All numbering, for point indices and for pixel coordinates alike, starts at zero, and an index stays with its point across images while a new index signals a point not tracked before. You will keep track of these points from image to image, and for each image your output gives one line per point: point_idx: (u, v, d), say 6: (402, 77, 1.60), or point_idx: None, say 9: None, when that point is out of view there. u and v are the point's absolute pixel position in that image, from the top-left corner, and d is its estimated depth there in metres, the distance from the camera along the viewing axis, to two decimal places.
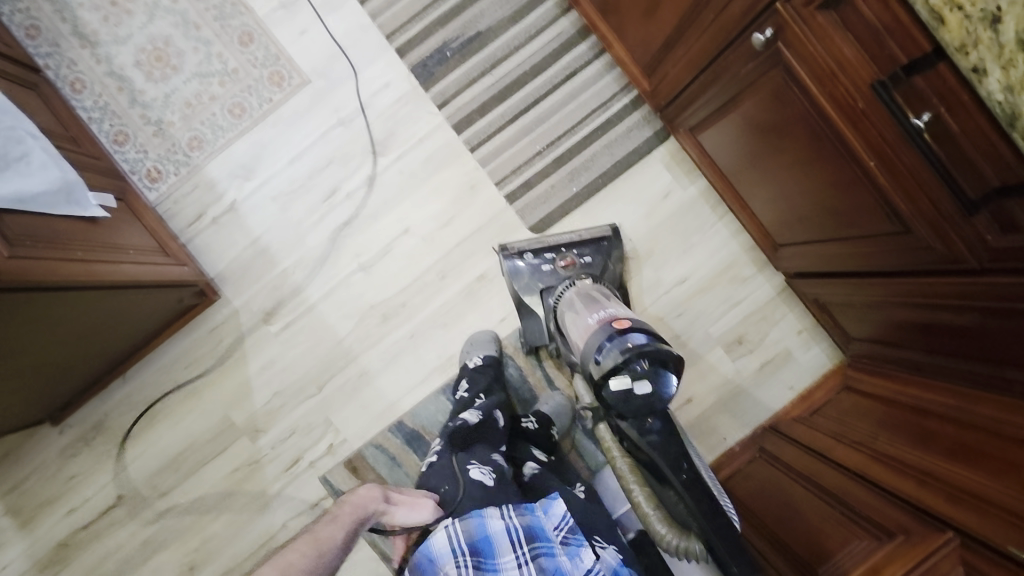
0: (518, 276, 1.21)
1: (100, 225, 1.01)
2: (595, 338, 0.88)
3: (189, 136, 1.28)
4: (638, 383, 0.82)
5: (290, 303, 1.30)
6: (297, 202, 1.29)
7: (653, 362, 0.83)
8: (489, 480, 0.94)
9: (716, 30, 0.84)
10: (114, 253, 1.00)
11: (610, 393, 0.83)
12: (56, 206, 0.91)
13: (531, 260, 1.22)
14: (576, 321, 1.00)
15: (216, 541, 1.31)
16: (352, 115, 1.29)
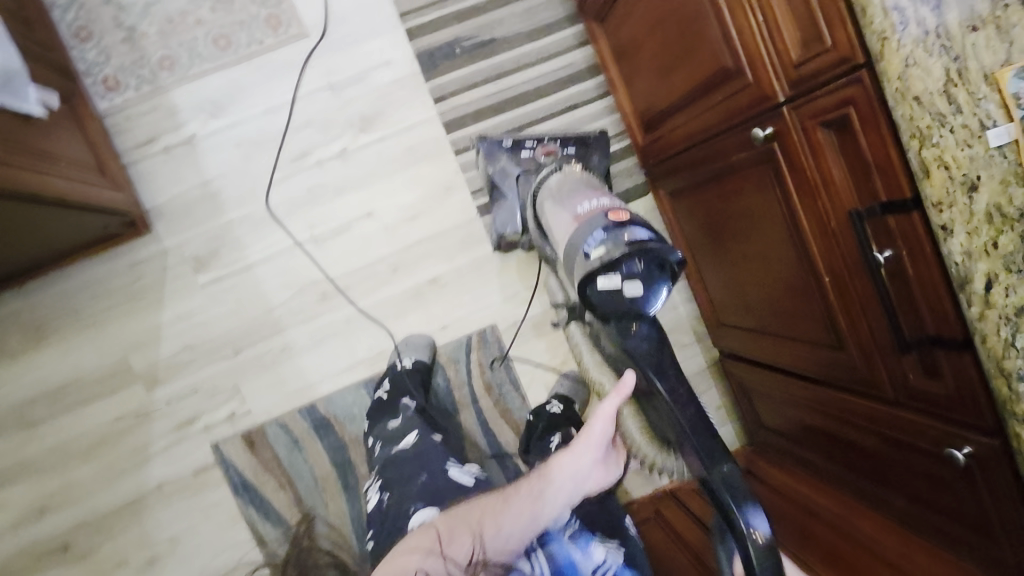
0: (495, 159, 1.18)
1: (33, 126, 0.89)
2: (588, 228, 0.90)
3: (161, 55, 1.18)
4: (629, 285, 0.83)
5: (226, 257, 1.22)
6: (262, 155, 1.22)
7: (649, 270, 0.85)
8: (468, 479, 0.95)
9: (719, 112, 0.85)
10: (40, 161, 0.88)
11: (599, 292, 0.85)
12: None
13: (509, 151, 1.18)
14: (560, 211, 1.02)
15: (80, 488, 1.21)
16: (343, 83, 1.23)
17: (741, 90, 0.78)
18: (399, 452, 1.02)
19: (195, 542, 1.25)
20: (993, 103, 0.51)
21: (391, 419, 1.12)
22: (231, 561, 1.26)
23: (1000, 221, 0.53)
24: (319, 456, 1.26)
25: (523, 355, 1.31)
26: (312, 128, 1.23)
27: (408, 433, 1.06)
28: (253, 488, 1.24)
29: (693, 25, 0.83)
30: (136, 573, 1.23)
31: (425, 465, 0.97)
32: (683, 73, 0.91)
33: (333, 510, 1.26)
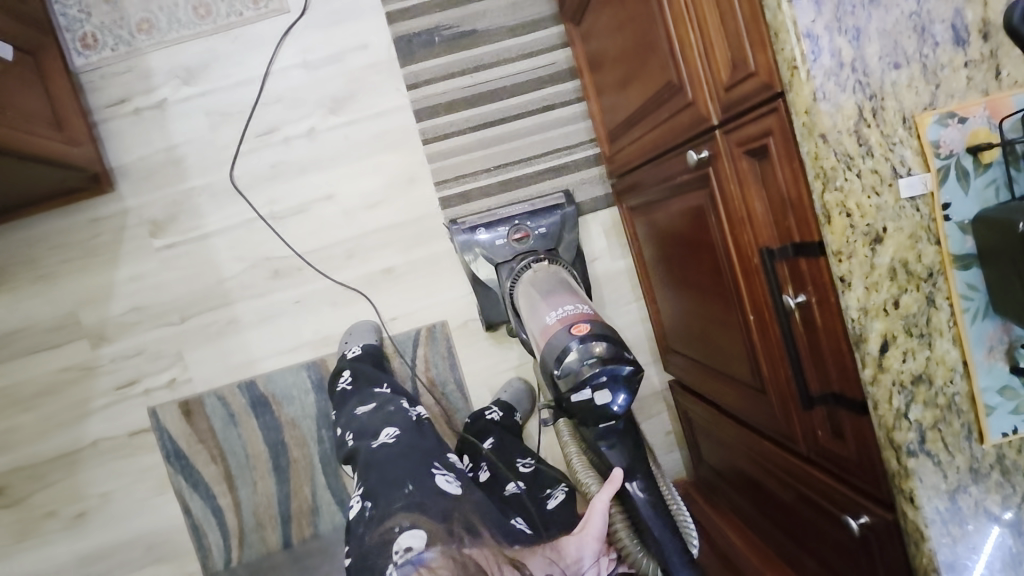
0: (471, 251, 1.15)
1: None
2: (556, 339, 0.81)
3: (141, 17, 1.19)
4: (598, 395, 0.76)
5: (183, 224, 1.22)
6: (230, 127, 1.22)
7: (624, 378, 0.77)
8: (455, 489, 0.85)
9: (667, 131, 0.80)
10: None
11: (571, 403, 0.77)
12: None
13: (481, 235, 1.16)
14: (538, 317, 0.96)
15: (18, 433, 1.22)
16: (318, 62, 1.22)
17: (682, 109, 0.73)
18: (380, 446, 0.91)
19: (123, 502, 1.25)
20: (910, 150, 0.49)
21: (361, 405, 1.04)
22: (157, 525, 1.26)
23: (905, 278, 0.50)
24: (253, 433, 1.25)
25: (471, 357, 1.28)
26: (282, 105, 1.22)
27: (384, 427, 0.95)
28: (184, 456, 1.24)
29: (646, 37, 0.78)
30: (64, 525, 1.24)
31: (410, 472, 0.84)
32: (639, 86, 0.86)
33: (260, 490, 1.25)
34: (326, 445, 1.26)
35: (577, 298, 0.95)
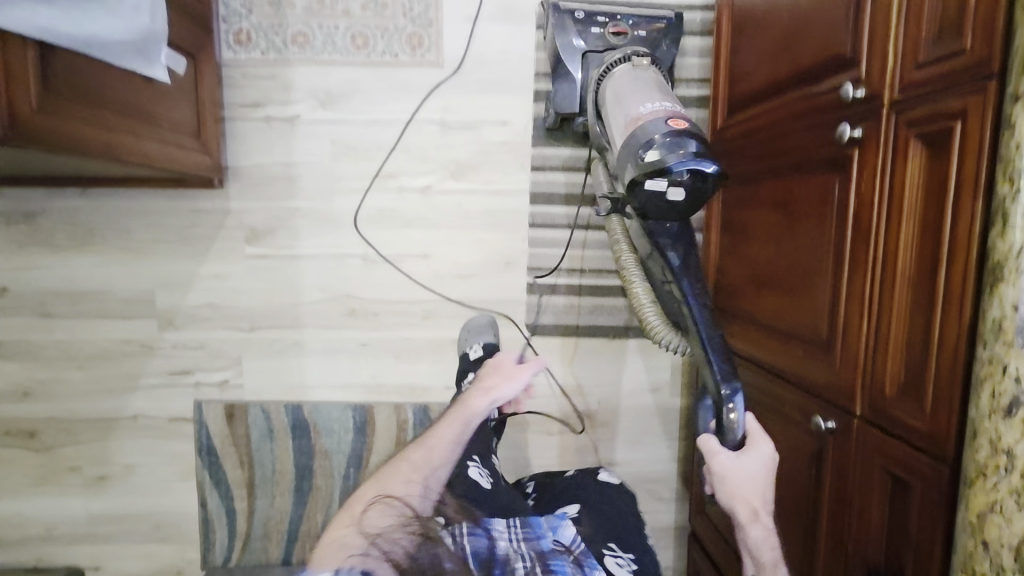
0: (563, 32, 1.10)
1: (151, 87, 0.86)
2: (650, 127, 0.89)
3: (298, 29, 1.16)
4: (672, 190, 0.87)
5: (280, 240, 1.23)
6: (351, 161, 1.21)
7: (703, 177, 0.86)
8: (485, 482, 0.93)
9: (795, 370, 0.81)
10: (151, 130, 0.86)
11: (646, 190, 0.87)
12: (118, 58, 0.76)
13: (579, 22, 1.11)
14: (623, 107, 0.97)
15: (66, 387, 1.25)
16: (455, 124, 1.21)
17: (820, 367, 0.76)
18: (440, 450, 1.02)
19: (145, 478, 1.29)
20: None
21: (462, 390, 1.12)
22: (170, 508, 1.30)
23: None
24: (286, 452, 1.28)
25: (508, 439, 1.32)
26: (407, 156, 1.22)
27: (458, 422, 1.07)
28: (215, 454, 1.28)
29: (806, 275, 0.79)
30: (85, 482, 1.28)
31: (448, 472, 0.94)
32: (771, 296, 0.88)
33: (276, 506, 1.29)
34: (348, 483, 1.29)
35: (658, 91, 0.97)
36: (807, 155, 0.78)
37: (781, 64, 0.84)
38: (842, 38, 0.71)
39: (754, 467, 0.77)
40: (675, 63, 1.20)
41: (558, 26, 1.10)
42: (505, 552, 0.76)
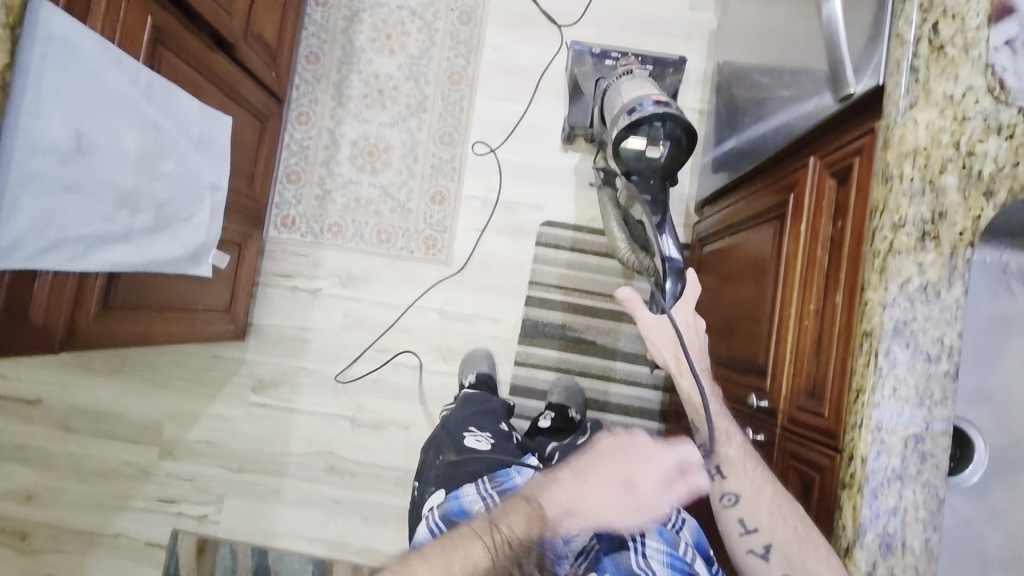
0: (581, 62, 1.23)
1: (195, 280, 1.02)
2: (635, 98, 0.85)
3: (334, 221, 1.38)
4: (650, 149, 0.82)
5: (281, 393, 1.35)
6: (357, 333, 1.36)
7: (678, 136, 0.82)
8: (484, 445, 0.89)
9: None
10: (187, 316, 1.03)
11: (627, 151, 0.83)
12: (172, 266, 0.92)
13: (595, 56, 1.23)
14: (617, 96, 0.96)
15: (64, 497, 1.35)
16: (453, 313, 1.36)
17: None
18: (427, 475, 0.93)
19: None
20: None
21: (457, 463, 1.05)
22: None
23: None
24: None
25: None
26: (406, 335, 1.36)
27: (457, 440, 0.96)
28: None
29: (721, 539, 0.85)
30: None
31: (442, 463, 0.84)
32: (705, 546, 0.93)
33: None
34: None
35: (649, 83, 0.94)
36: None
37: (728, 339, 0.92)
38: (761, 346, 0.80)
39: (681, 321, 0.74)
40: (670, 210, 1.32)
41: (579, 63, 1.24)
42: (469, 500, 0.75)
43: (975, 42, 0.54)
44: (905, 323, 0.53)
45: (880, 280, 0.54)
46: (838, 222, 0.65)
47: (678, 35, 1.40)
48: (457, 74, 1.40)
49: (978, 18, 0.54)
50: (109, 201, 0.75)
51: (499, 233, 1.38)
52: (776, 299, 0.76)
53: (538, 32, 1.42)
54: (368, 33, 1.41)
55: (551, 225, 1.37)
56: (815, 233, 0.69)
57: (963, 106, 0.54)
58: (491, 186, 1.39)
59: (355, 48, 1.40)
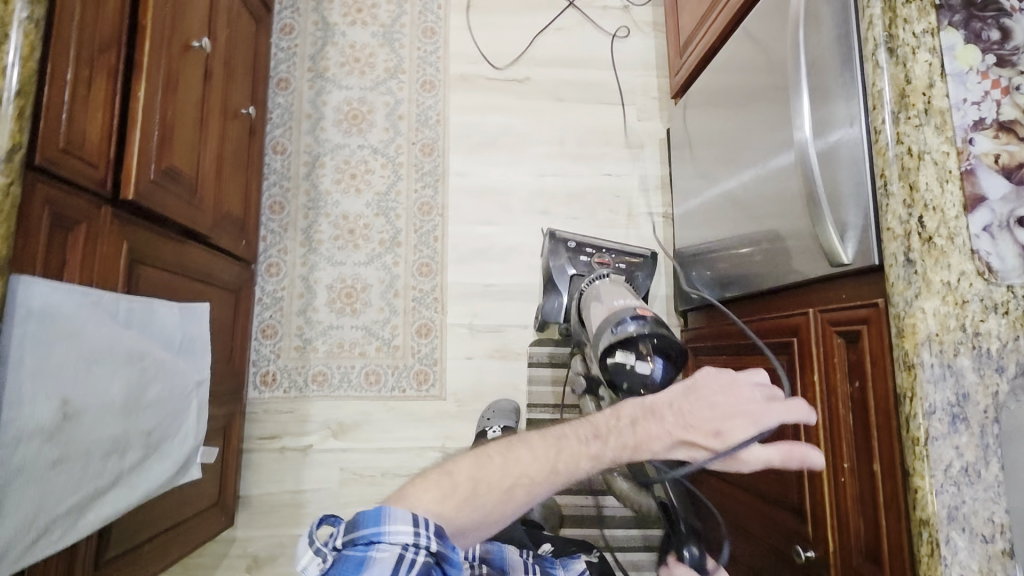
0: (555, 256, 1.19)
1: (184, 485, 0.93)
2: (621, 310, 0.86)
3: (318, 369, 1.33)
4: (639, 363, 0.80)
5: (281, 567, 1.24)
6: (357, 485, 1.29)
7: (671, 355, 0.80)
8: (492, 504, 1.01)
9: None
10: (181, 528, 0.94)
11: (614, 361, 0.81)
12: (162, 485, 0.84)
13: (572, 249, 1.19)
14: (602, 301, 0.98)
15: None
16: (455, 449, 1.32)
17: None
18: None
19: None
20: None
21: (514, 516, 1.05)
22: None
23: None
24: None
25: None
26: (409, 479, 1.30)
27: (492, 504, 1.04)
28: None
29: None
30: None
31: None
32: None
33: None
34: None
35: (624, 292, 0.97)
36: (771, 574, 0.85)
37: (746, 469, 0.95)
38: (789, 486, 0.82)
39: None
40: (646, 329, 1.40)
41: (553, 251, 1.19)
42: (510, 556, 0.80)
43: (958, 231, 0.59)
44: (957, 508, 0.55)
45: (924, 468, 0.56)
46: (855, 383, 0.68)
47: (633, 143, 1.48)
48: (426, 204, 1.42)
49: (955, 209, 0.59)
50: (101, 453, 0.69)
51: (490, 358, 1.36)
52: (800, 444, 0.79)
53: (499, 154, 1.46)
54: (332, 176, 1.41)
55: (541, 342, 1.38)
56: (831, 388, 0.72)
57: (960, 290, 0.58)
58: (475, 310, 1.38)
59: (320, 192, 1.40)
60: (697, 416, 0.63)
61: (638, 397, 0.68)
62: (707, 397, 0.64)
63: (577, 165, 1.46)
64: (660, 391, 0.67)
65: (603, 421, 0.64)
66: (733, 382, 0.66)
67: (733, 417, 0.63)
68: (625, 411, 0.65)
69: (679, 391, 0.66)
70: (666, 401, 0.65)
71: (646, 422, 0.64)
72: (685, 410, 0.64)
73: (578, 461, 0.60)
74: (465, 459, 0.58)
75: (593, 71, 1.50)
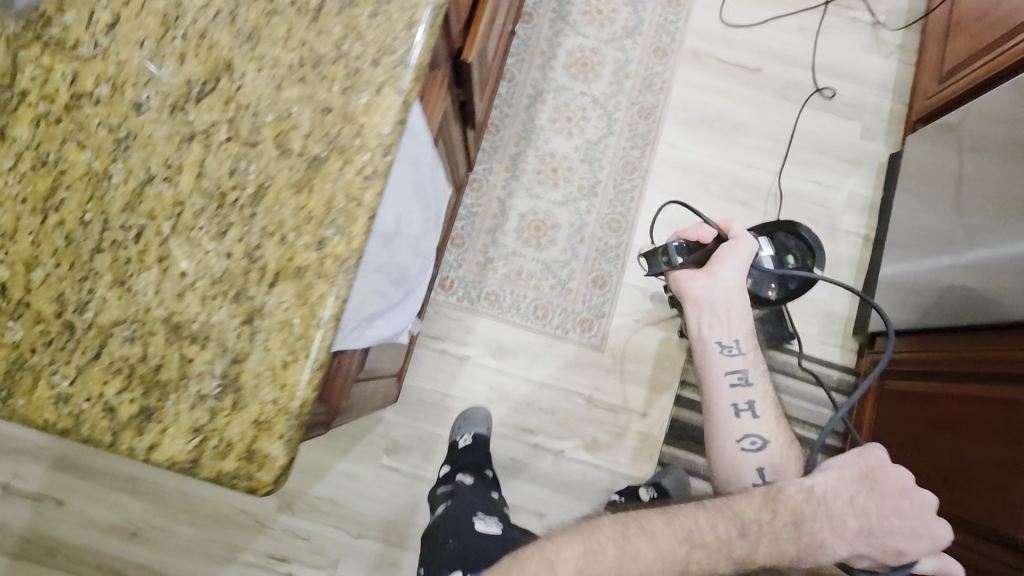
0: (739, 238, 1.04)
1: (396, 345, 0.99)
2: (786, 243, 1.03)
3: (492, 289, 1.37)
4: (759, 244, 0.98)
5: (416, 459, 1.30)
6: (501, 407, 1.32)
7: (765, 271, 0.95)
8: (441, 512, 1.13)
9: None
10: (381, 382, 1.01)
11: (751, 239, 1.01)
12: (395, 336, 0.90)
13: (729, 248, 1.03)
14: None
15: (172, 538, 1.28)
16: (601, 402, 1.33)
17: None
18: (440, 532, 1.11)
19: None
20: None
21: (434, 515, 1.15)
22: None
23: None
24: None
25: None
26: (550, 417, 1.32)
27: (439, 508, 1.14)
28: None
29: None
30: None
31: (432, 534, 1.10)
32: None
33: None
34: None
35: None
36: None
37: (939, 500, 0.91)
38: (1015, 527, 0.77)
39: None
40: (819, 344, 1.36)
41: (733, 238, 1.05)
42: None
43: None
44: None
45: None
46: None
47: (852, 158, 1.43)
48: (631, 163, 1.43)
49: None
50: (390, 279, 0.75)
51: (656, 327, 1.36)
52: None
53: (713, 134, 1.45)
54: (549, 113, 1.44)
55: None
56: None
57: None
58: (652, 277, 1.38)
59: (535, 126, 1.44)
60: (886, 529, 0.69)
61: (807, 483, 0.73)
62: (894, 500, 0.71)
63: (788, 165, 1.43)
64: (834, 482, 0.73)
65: (753, 514, 0.73)
66: (910, 490, 0.71)
67: (919, 536, 0.69)
68: (780, 505, 0.73)
69: (856, 482, 0.72)
70: (843, 498, 0.72)
71: (814, 522, 0.71)
72: (867, 511, 0.70)
73: (714, 561, 0.71)
74: (569, 553, 0.72)
75: (828, 77, 1.47)
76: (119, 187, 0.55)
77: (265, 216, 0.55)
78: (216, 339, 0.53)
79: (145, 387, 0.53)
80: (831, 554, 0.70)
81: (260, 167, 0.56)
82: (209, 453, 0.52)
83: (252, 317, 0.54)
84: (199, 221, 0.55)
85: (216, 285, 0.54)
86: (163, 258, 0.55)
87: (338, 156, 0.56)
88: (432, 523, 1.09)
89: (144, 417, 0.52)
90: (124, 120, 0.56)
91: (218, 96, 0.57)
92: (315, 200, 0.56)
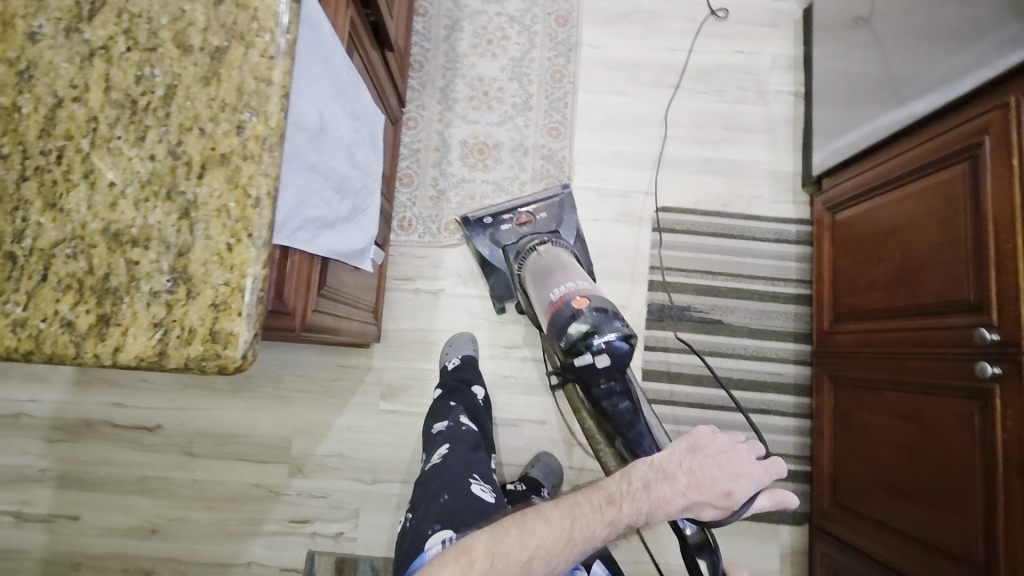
0: (482, 239, 1.30)
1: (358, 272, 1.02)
2: (563, 312, 0.90)
3: (451, 220, 1.38)
4: (597, 359, 0.85)
5: (413, 397, 1.32)
6: (483, 329, 1.35)
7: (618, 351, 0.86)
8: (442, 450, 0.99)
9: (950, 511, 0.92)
10: (355, 310, 1.03)
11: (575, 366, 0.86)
12: (356, 257, 0.92)
13: (489, 224, 1.30)
14: (545, 289, 1.03)
15: (193, 527, 1.30)
16: None
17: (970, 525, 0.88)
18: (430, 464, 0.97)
19: None
20: None
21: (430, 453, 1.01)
22: None
23: None
24: None
25: None
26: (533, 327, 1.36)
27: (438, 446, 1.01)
28: None
29: (950, 486, 0.92)
30: None
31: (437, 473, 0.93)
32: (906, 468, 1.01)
33: None
34: None
35: (581, 276, 1.04)
36: (944, 379, 0.94)
37: (900, 290, 1.04)
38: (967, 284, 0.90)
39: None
40: (771, 206, 1.41)
41: (473, 234, 1.30)
42: None
43: None
44: None
45: None
46: None
47: (770, 20, 1.46)
48: (559, 71, 1.44)
49: None
50: (331, 186, 0.76)
51: (614, 221, 1.40)
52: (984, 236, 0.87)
53: (632, 27, 1.46)
54: (469, 39, 1.44)
55: (666, 210, 1.40)
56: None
57: None
58: (602, 174, 1.41)
59: (458, 54, 1.44)
60: (711, 482, 0.69)
61: (648, 457, 0.73)
62: (716, 457, 0.70)
63: (710, 41, 1.46)
64: (667, 453, 0.72)
65: (616, 486, 0.71)
66: (729, 445, 0.71)
67: (740, 478, 0.69)
68: (631, 475, 0.71)
69: (681, 449, 0.72)
70: (676, 463, 0.71)
71: (658, 484, 0.69)
72: (694, 468, 0.70)
73: (592, 528, 0.67)
74: (481, 536, 0.66)
75: None
76: (30, 117, 0.56)
77: (179, 114, 0.56)
78: (157, 238, 0.54)
79: (98, 296, 0.54)
80: (676, 513, 0.68)
81: (165, 69, 0.57)
82: (172, 343, 0.53)
83: (187, 211, 0.55)
84: (116, 131, 0.56)
85: (145, 188, 0.55)
86: (88, 173, 0.55)
87: (238, 43, 0.57)
88: (427, 471, 0.95)
89: (103, 324, 0.53)
90: (22, 52, 0.57)
91: (109, 10, 0.58)
92: (225, 89, 0.57)
